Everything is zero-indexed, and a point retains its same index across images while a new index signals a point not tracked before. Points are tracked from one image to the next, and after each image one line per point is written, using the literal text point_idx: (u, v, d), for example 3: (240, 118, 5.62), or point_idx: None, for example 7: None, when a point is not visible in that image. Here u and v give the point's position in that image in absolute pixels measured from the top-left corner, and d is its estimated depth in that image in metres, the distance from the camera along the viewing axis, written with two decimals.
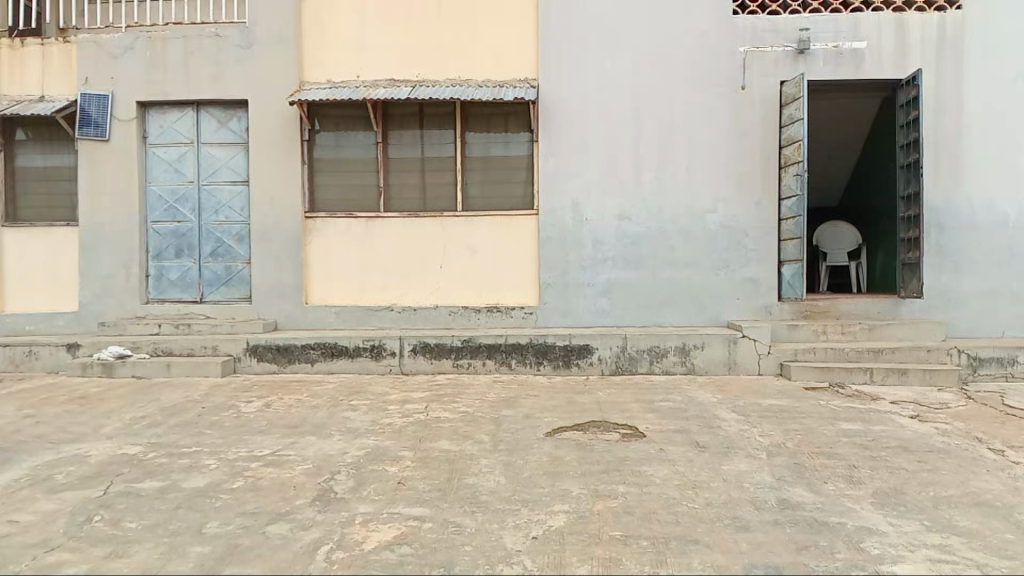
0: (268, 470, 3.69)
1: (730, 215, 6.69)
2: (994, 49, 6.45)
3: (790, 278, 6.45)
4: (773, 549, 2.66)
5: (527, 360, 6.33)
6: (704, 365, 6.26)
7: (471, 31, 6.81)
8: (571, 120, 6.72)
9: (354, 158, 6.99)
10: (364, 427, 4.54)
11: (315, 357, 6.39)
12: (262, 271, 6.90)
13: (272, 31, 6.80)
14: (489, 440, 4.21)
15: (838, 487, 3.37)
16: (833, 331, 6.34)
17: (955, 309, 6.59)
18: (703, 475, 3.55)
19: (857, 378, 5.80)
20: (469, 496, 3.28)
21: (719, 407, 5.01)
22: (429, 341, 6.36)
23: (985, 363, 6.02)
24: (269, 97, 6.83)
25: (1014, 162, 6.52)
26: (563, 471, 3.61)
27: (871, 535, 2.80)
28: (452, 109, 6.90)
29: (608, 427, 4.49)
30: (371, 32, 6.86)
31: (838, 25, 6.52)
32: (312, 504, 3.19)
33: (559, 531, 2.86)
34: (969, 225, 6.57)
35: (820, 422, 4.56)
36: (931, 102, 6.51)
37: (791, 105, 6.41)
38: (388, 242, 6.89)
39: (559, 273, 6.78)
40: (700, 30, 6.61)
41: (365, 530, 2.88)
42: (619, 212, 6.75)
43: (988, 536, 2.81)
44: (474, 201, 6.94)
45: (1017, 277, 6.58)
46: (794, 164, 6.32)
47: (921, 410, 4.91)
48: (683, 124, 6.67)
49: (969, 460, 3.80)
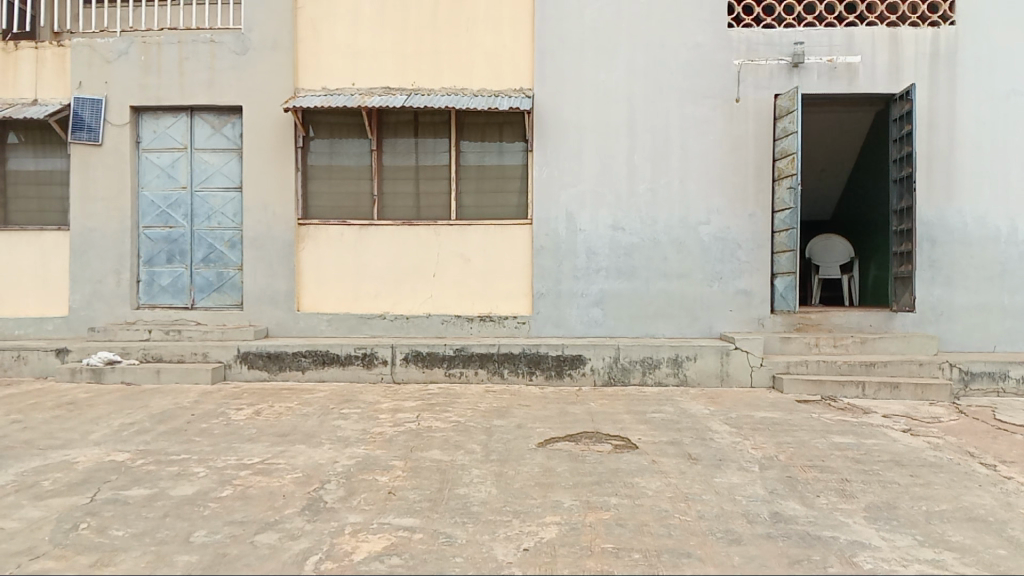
0: (257, 479, 3.66)
1: (724, 227, 6.70)
2: (988, 65, 6.49)
3: (784, 290, 6.49)
4: (766, 563, 2.64)
5: (519, 370, 6.31)
6: (697, 376, 6.25)
7: (469, 39, 6.81)
8: (566, 130, 6.73)
9: (347, 165, 6.97)
10: (355, 436, 4.51)
11: (306, 364, 6.36)
12: (254, 277, 6.88)
13: (269, 38, 6.80)
14: (481, 450, 4.20)
15: (830, 501, 3.36)
16: (825, 343, 6.34)
17: (946, 323, 6.60)
18: (695, 487, 3.54)
19: (849, 391, 5.81)
20: (460, 506, 3.26)
21: (711, 419, 5.00)
22: (421, 350, 6.34)
23: (977, 378, 6.03)
24: (265, 104, 6.82)
25: (1007, 175, 6.54)
26: (555, 483, 3.59)
27: (863, 549, 2.79)
28: (447, 118, 6.90)
29: (600, 438, 4.47)
30: (368, 39, 6.86)
31: (833, 40, 6.57)
32: (301, 514, 3.16)
33: (551, 543, 2.84)
34: (962, 239, 6.59)
35: (812, 435, 4.55)
36: (925, 117, 6.55)
37: (785, 118, 6.42)
38: (381, 250, 6.86)
39: (552, 282, 6.77)
40: (696, 42, 6.64)
41: (354, 540, 2.85)
42: (613, 221, 6.75)
43: (981, 552, 2.80)
44: (468, 209, 6.94)
45: (1009, 292, 6.61)
46: (788, 177, 6.32)
47: (913, 425, 4.90)
48: (678, 136, 6.69)
49: (961, 474, 3.79)
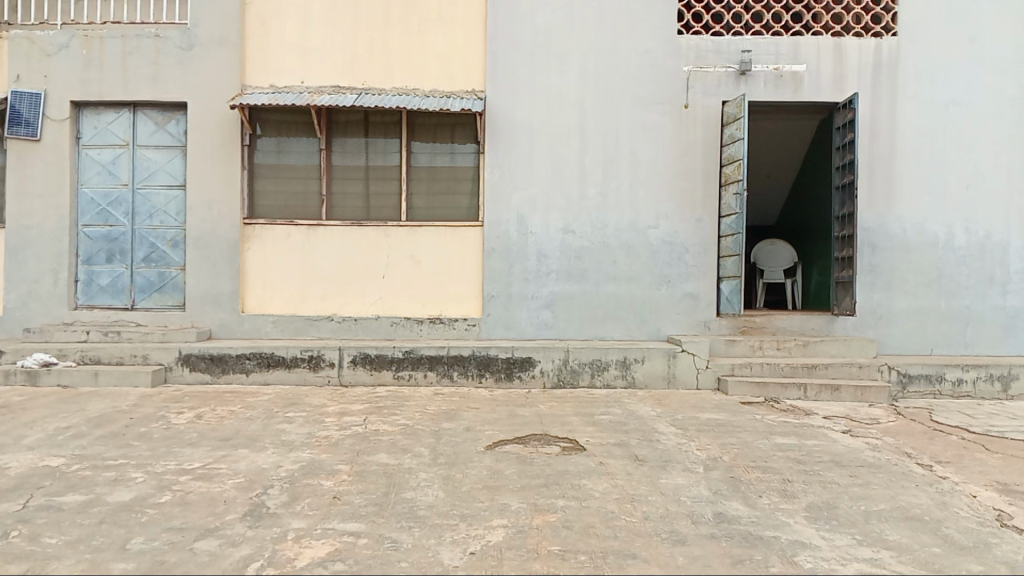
0: (198, 484, 3.56)
1: (672, 231, 6.78)
2: (927, 76, 6.70)
3: (729, 294, 6.61)
4: (709, 564, 2.68)
5: (468, 372, 6.29)
6: (645, 379, 6.31)
7: (421, 40, 6.77)
8: (518, 132, 6.73)
9: (296, 164, 6.86)
10: (300, 440, 4.43)
11: (251, 367, 6.24)
12: (198, 277, 6.72)
13: (217, 34, 6.66)
14: (428, 453, 4.16)
15: (772, 501, 3.42)
16: (769, 346, 6.46)
17: (885, 327, 6.79)
18: (641, 488, 3.57)
19: (792, 393, 5.93)
20: (406, 510, 3.22)
21: (658, 421, 5.05)
22: (369, 352, 6.27)
23: (914, 380, 6.21)
24: (211, 101, 6.67)
25: (944, 184, 6.75)
26: (503, 486, 3.58)
27: (804, 549, 2.84)
28: (398, 118, 6.84)
29: (548, 440, 4.47)
30: (318, 37, 6.77)
31: (779, 49, 6.71)
32: (243, 519, 3.09)
33: (497, 546, 2.82)
34: (901, 245, 6.78)
35: (755, 436, 4.63)
36: (867, 125, 6.73)
37: (732, 125, 6.52)
38: (330, 251, 6.77)
39: (502, 284, 6.77)
40: (646, 48, 6.72)
41: (298, 546, 2.80)
42: (563, 224, 6.78)
43: (917, 550, 2.87)
44: (418, 211, 6.88)
45: (945, 297, 6.81)
46: (734, 183, 6.42)
47: (852, 426, 5.03)
48: (628, 140, 6.75)
49: (898, 474, 3.90)
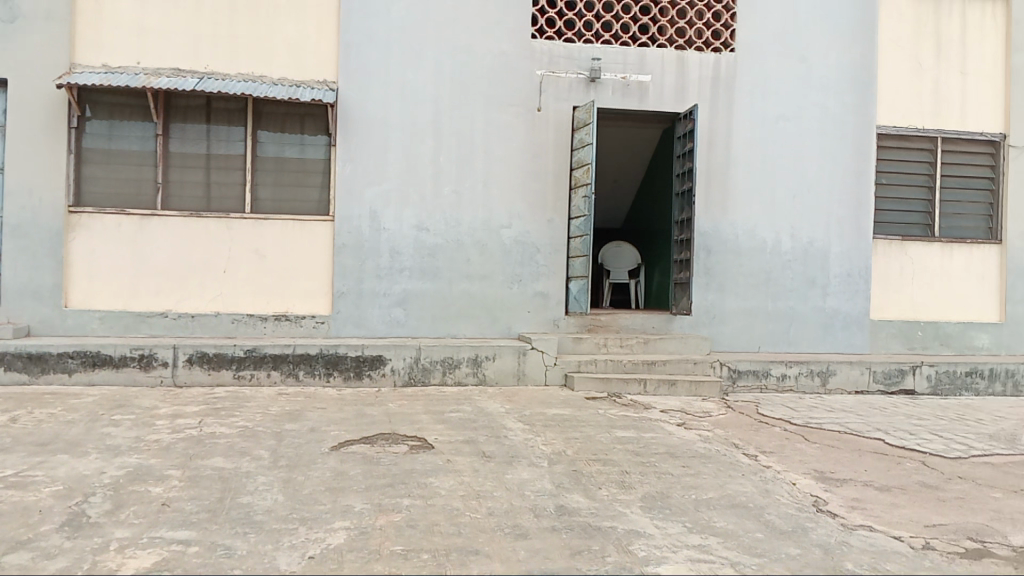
0: (6, 494, 3.24)
1: (524, 231, 6.89)
2: (759, 92, 7.18)
3: (577, 293, 6.82)
4: (549, 556, 2.74)
5: (315, 371, 6.11)
6: (494, 376, 6.37)
7: (270, 26, 6.52)
8: (370, 126, 6.61)
9: (129, 150, 6.41)
10: (127, 444, 4.13)
11: (74, 367, 5.77)
12: (14, 268, 6.15)
13: (41, 6, 6.11)
14: (268, 455, 4.00)
15: (611, 492, 3.55)
16: (613, 344, 6.70)
17: (718, 326, 7.23)
18: (487, 484, 3.60)
19: (633, 389, 6.19)
20: (242, 515, 3.08)
21: (506, 417, 5.11)
22: (207, 351, 5.95)
23: (743, 375, 6.65)
24: (34, 77, 6.12)
25: (772, 193, 7.27)
26: (347, 487, 3.50)
27: (639, 537, 2.97)
28: (243, 105, 6.54)
29: (395, 439, 4.42)
30: (157, 15, 6.35)
31: (627, 59, 6.99)
32: (59, 531, 2.84)
33: (338, 548, 2.76)
34: (734, 250, 7.24)
35: (598, 431, 4.79)
36: (705, 135, 7.14)
37: (582, 130, 6.72)
38: (166, 243, 6.38)
39: (353, 281, 6.64)
40: (501, 50, 6.79)
41: (120, 557, 2.61)
42: (416, 221, 6.73)
43: (740, 535, 3.07)
44: (264, 203, 6.60)
45: (773, 298, 7.32)
46: (583, 186, 6.62)
47: (687, 419, 5.31)
48: (482, 140, 6.80)
49: (726, 464, 4.16)
